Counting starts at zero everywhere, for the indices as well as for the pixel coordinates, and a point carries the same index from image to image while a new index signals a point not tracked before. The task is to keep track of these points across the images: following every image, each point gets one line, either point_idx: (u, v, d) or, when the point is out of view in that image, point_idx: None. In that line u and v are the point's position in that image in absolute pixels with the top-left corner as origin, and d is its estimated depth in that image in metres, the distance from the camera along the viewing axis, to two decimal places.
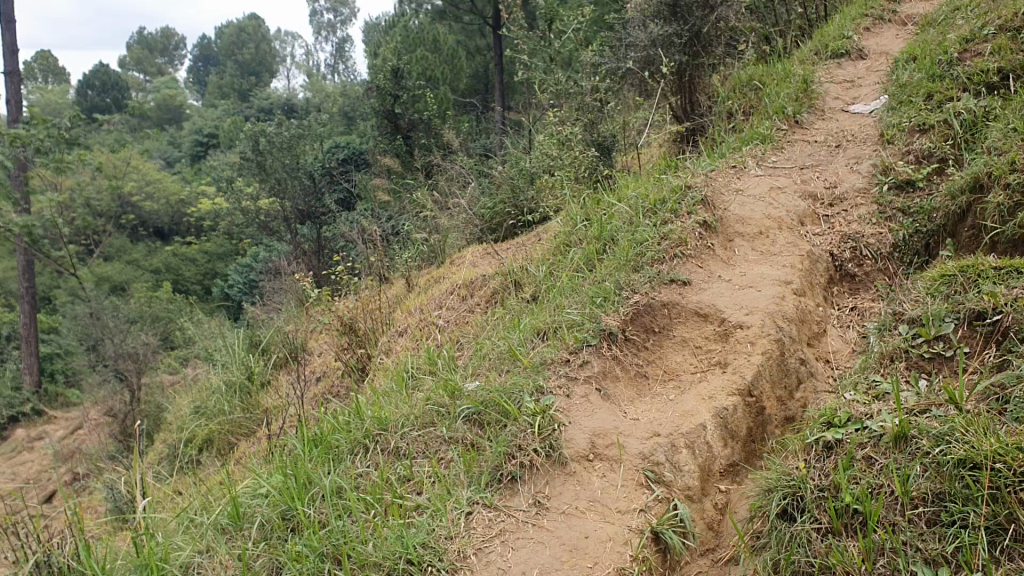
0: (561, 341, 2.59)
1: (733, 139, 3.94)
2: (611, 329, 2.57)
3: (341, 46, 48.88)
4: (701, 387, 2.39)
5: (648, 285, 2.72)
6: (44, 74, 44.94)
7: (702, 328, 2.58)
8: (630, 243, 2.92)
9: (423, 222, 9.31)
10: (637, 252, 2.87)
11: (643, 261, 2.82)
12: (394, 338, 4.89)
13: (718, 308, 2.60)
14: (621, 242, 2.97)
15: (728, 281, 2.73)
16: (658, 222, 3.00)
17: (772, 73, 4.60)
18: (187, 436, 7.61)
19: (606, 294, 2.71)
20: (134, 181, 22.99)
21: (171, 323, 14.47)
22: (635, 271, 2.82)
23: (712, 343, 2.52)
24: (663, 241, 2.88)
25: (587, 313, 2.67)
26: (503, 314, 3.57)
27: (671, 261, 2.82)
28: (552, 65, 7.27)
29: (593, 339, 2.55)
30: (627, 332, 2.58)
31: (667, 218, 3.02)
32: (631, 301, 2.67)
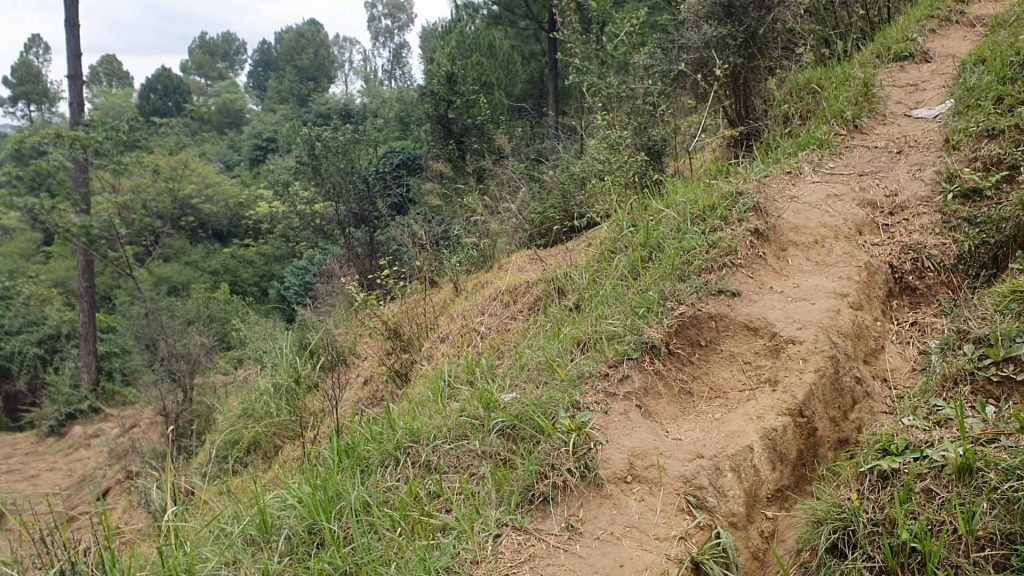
0: (601, 354, 2.47)
1: (789, 144, 3.79)
2: (653, 342, 2.45)
3: (398, 52, 49.27)
4: (749, 406, 2.25)
5: (694, 296, 2.59)
6: (110, 78, 45.97)
7: (751, 343, 2.43)
8: (676, 251, 2.78)
9: (473, 226, 9.25)
10: (683, 261, 2.74)
11: (689, 270, 2.69)
12: (436, 344, 4.81)
13: (769, 321, 2.45)
14: (666, 250, 2.83)
15: (779, 293, 2.58)
16: (707, 229, 2.87)
17: (831, 75, 4.43)
18: (235, 437, 7.64)
19: (650, 305, 2.58)
20: (193, 183, 23.32)
21: (225, 324, 14.62)
22: (681, 280, 2.68)
23: (762, 359, 2.38)
24: (711, 250, 2.75)
25: (629, 324, 2.55)
26: (545, 323, 3.46)
27: (720, 271, 2.68)
28: (605, 69, 7.16)
29: (633, 352, 2.43)
30: (671, 346, 2.45)
31: (715, 226, 2.88)
32: (676, 313, 2.54)
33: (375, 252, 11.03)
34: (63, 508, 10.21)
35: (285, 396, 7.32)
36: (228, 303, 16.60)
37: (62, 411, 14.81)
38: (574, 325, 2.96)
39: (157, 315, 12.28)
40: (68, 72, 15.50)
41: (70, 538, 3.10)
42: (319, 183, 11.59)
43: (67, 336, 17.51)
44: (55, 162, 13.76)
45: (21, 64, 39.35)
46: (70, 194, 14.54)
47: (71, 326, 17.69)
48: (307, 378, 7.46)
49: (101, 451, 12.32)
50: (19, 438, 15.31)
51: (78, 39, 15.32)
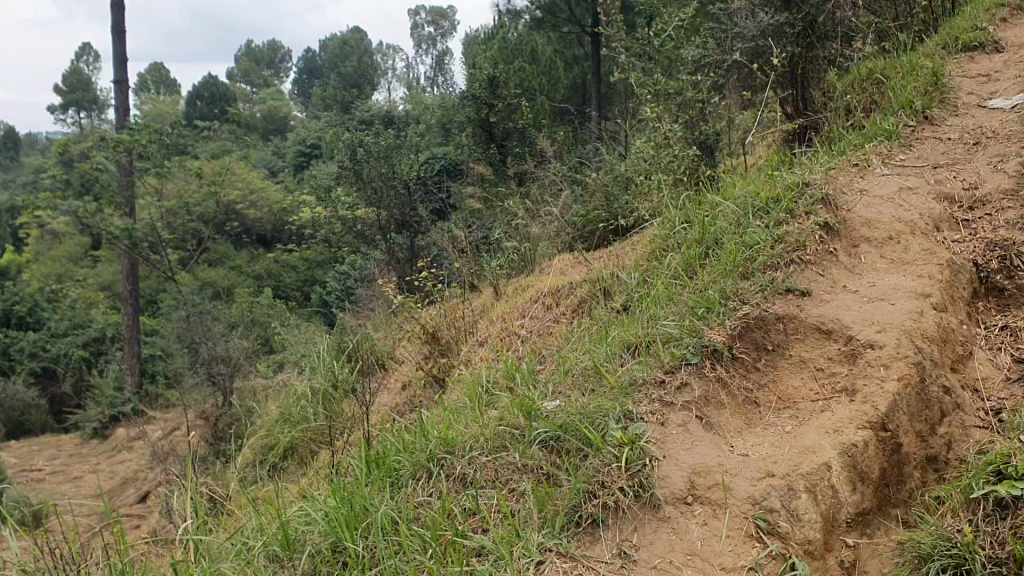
0: (655, 358, 2.25)
1: (853, 135, 3.52)
2: (716, 345, 2.22)
3: (440, 60, 49.43)
4: (824, 417, 2.01)
5: (758, 295, 2.36)
6: (159, 86, 46.66)
7: (825, 348, 2.19)
8: (738, 246, 2.55)
9: (514, 230, 9.08)
10: (746, 256, 2.50)
11: (753, 267, 2.45)
12: (475, 347, 4.62)
13: (844, 323, 2.21)
14: (726, 245, 2.59)
15: (855, 293, 2.32)
16: (771, 222, 2.63)
17: (897, 64, 4.15)
18: (272, 441, 7.53)
19: (709, 304, 2.35)
20: (238, 189, 23.45)
21: (268, 328, 14.60)
22: (743, 278, 2.45)
23: (837, 365, 2.14)
24: (775, 245, 2.51)
25: (686, 325, 2.32)
26: (590, 326, 3.25)
27: (787, 268, 2.44)
28: (651, 69, 6.97)
29: (692, 356, 2.20)
30: (734, 349, 2.22)
31: (780, 220, 2.64)
32: (739, 313, 2.31)
33: (415, 257, 10.90)
34: (104, 510, 10.18)
35: (322, 400, 7.19)
36: (271, 308, 16.60)
37: (106, 413, 14.86)
38: (623, 327, 2.74)
39: (198, 318, 12.26)
40: (115, 77, 15.59)
41: (87, 549, 2.93)
42: (361, 187, 11.50)
43: (111, 339, 17.21)
44: (98, 166, 13.83)
45: (71, 72, 40.00)
46: (115, 198, 14.60)
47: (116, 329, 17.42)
48: (345, 382, 7.31)
49: (143, 454, 12.31)
50: (64, 439, 15.40)
51: (124, 44, 15.40)
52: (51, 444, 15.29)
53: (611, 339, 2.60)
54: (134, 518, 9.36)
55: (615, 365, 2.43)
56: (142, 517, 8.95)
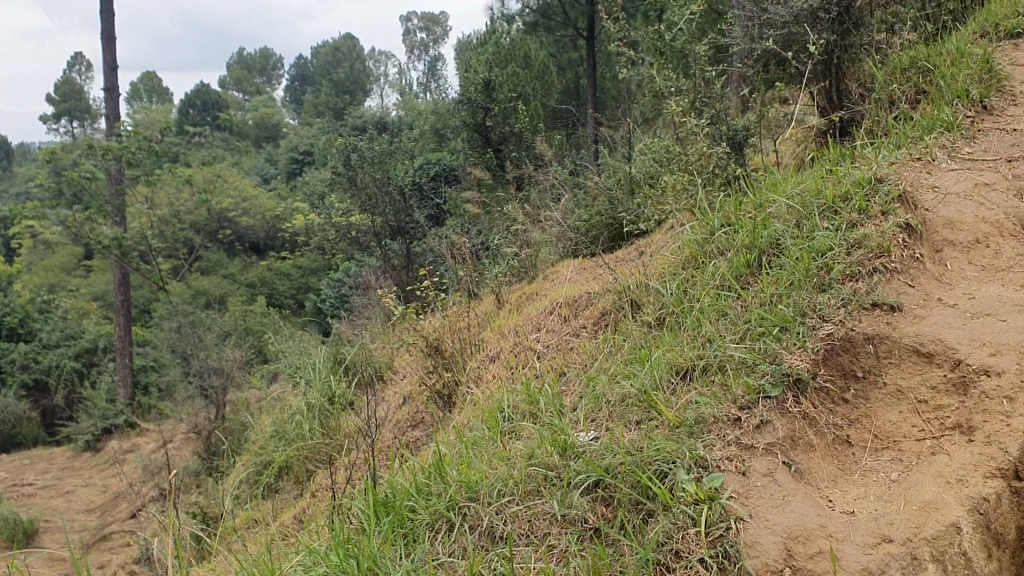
0: (727, 389, 2.05)
1: (906, 126, 3.16)
2: (798, 374, 2.01)
3: (432, 65, 49.18)
4: (938, 461, 1.81)
5: (840, 311, 2.15)
6: (150, 95, 46.24)
7: (928, 374, 1.97)
8: (806, 251, 2.32)
9: (514, 236, 8.73)
10: (819, 265, 2.27)
11: (830, 278, 2.22)
12: (483, 363, 4.26)
13: (949, 342, 2.00)
14: (791, 254, 2.34)
15: (954, 309, 2.09)
16: (842, 225, 2.37)
17: (942, 50, 3.78)
18: (269, 459, 7.19)
19: (788, 324, 2.15)
20: (230, 196, 23.09)
21: (261, 337, 14.24)
22: (819, 291, 2.22)
23: (944, 396, 1.93)
24: (853, 251, 2.28)
25: (760, 349, 2.11)
26: (621, 345, 2.91)
27: (869, 277, 2.21)
28: (660, 66, 6.61)
29: (770, 388, 2.00)
30: (818, 379, 2.02)
31: (852, 222, 2.38)
32: (820, 333, 2.10)
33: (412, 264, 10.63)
34: (96, 527, 9.81)
35: (318, 414, 6.85)
36: (266, 316, 16.26)
37: (99, 426, 14.47)
38: (666, 344, 2.40)
39: (191, 329, 11.90)
40: (104, 84, 15.25)
41: None
42: (355, 193, 11.09)
43: (103, 351, 16.97)
44: (87, 174, 13.48)
45: (64, 81, 39.77)
46: (104, 207, 14.24)
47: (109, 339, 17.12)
48: (342, 397, 6.96)
49: (135, 467, 11.93)
50: (55, 452, 15.02)
51: (114, 50, 15.05)
52: (43, 457, 14.91)
53: (658, 360, 2.28)
54: (125, 535, 8.99)
55: (675, 392, 2.15)
56: (134, 536, 8.59)
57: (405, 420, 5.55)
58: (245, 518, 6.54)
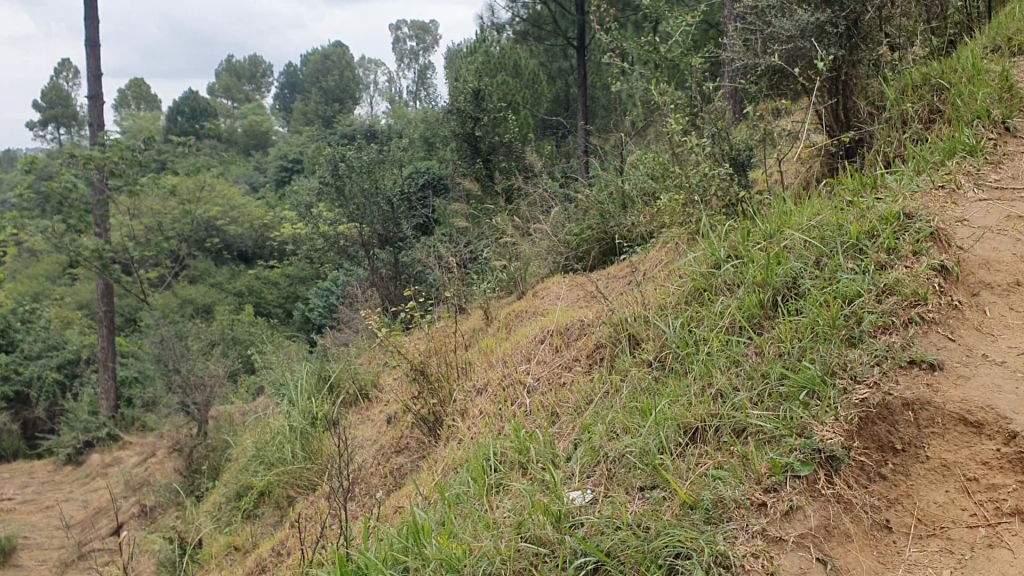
0: (750, 465, 1.87)
1: (924, 150, 2.95)
2: (831, 451, 1.84)
3: (423, 73, 49.03)
4: (996, 558, 1.60)
5: (872, 370, 1.96)
6: (138, 101, 45.98)
7: (979, 447, 1.78)
8: (832, 296, 2.15)
9: (504, 249, 8.47)
10: (848, 313, 2.10)
11: (860, 332, 2.04)
12: (469, 394, 4.01)
13: (1001, 410, 1.80)
14: (813, 303, 2.17)
15: (1003, 366, 1.90)
16: (871, 266, 2.19)
17: (956, 65, 3.56)
18: (250, 482, 6.94)
19: (814, 385, 1.97)
20: (217, 205, 22.81)
21: (247, 347, 13.99)
22: (848, 345, 2.04)
23: (999, 475, 1.72)
24: (885, 298, 2.10)
25: (785, 420, 1.93)
26: (619, 390, 2.70)
27: (904, 329, 2.02)
28: (654, 78, 6.39)
29: (798, 466, 1.83)
30: (851, 452, 1.84)
31: (881, 263, 2.20)
32: (853, 397, 1.92)
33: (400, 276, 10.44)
34: (73, 545, 9.47)
35: (299, 434, 6.50)
36: (254, 326, 16.02)
37: (80, 439, 14.14)
38: (672, 395, 2.21)
39: (174, 341, 11.60)
40: (88, 91, 14.98)
41: None
42: (343, 204, 10.82)
43: (86, 361, 16.68)
44: (68, 183, 13.19)
45: (52, 87, 39.49)
46: (85, 217, 13.95)
47: (92, 351, 16.88)
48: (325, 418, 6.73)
49: (117, 483, 11.62)
50: (37, 465, 14.68)
51: (98, 57, 14.78)
52: (23, 471, 14.56)
53: (665, 415, 2.11)
54: (103, 556, 8.69)
55: (690, 460, 1.97)
56: (113, 558, 8.30)
57: (390, 446, 5.32)
58: (226, 545, 6.30)
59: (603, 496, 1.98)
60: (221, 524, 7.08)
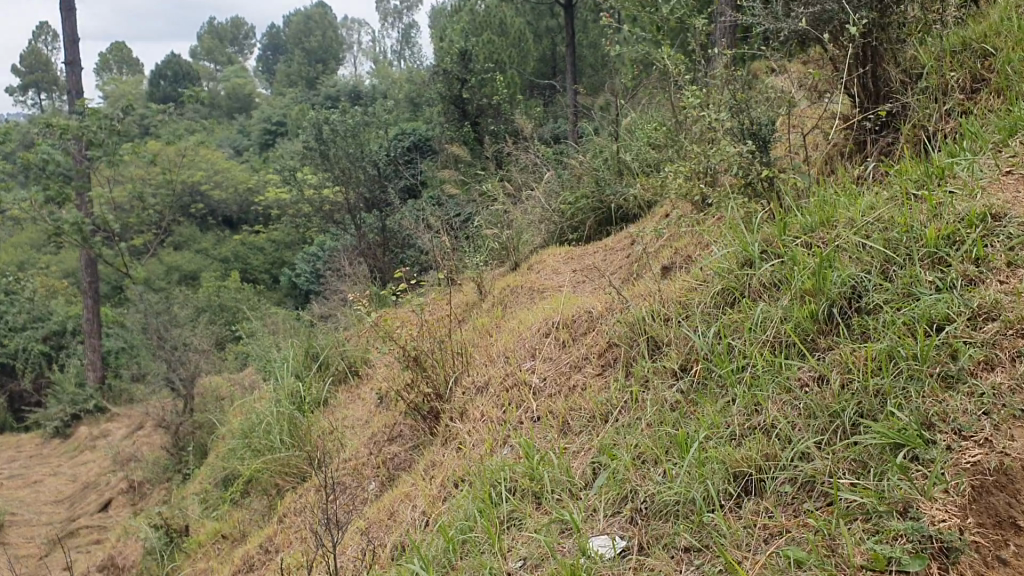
0: (837, 549, 1.52)
1: (977, 128, 2.63)
2: (943, 536, 1.43)
3: (407, 33, 48.37)
4: None
5: (980, 421, 1.57)
6: (120, 65, 45.27)
7: None
8: (911, 322, 1.83)
9: (495, 217, 8.10)
10: (939, 345, 1.74)
11: (959, 373, 1.67)
12: (467, 392, 3.70)
13: None
14: (888, 335, 1.84)
15: None
16: (956, 281, 1.85)
17: (998, 27, 3.23)
18: (235, 465, 6.64)
19: (912, 444, 1.61)
20: (201, 170, 22.34)
21: (235, 316, 13.66)
22: (945, 389, 1.67)
23: None
24: (983, 325, 1.74)
25: (875, 488, 1.58)
26: (642, 405, 2.42)
27: (1014, 364, 1.63)
28: (654, 41, 6.03)
29: (906, 560, 1.43)
30: (967, 535, 1.42)
31: (971, 278, 1.84)
32: (962, 460, 1.53)
33: (388, 242, 10.13)
34: (60, 522, 9.16)
35: (284, 418, 6.12)
36: (241, 292, 15.66)
37: (68, 411, 13.79)
38: (714, 429, 1.96)
39: (158, 313, 11.25)
40: (64, 57, 14.48)
41: None
42: (328, 169, 10.42)
43: (72, 333, 16.41)
44: (45, 154, 12.75)
45: (31, 52, 38.77)
46: (64, 188, 13.50)
47: (77, 322, 16.58)
48: (312, 400, 6.43)
49: (104, 456, 11.30)
50: (24, 439, 14.35)
51: (75, 22, 14.29)
52: (11, 445, 14.25)
53: (714, 455, 1.87)
54: (91, 534, 8.40)
55: (748, 522, 1.70)
56: (101, 540, 8.01)
57: (382, 435, 5.01)
58: (214, 533, 6.00)
59: (642, 564, 1.75)
60: (209, 508, 6.78)
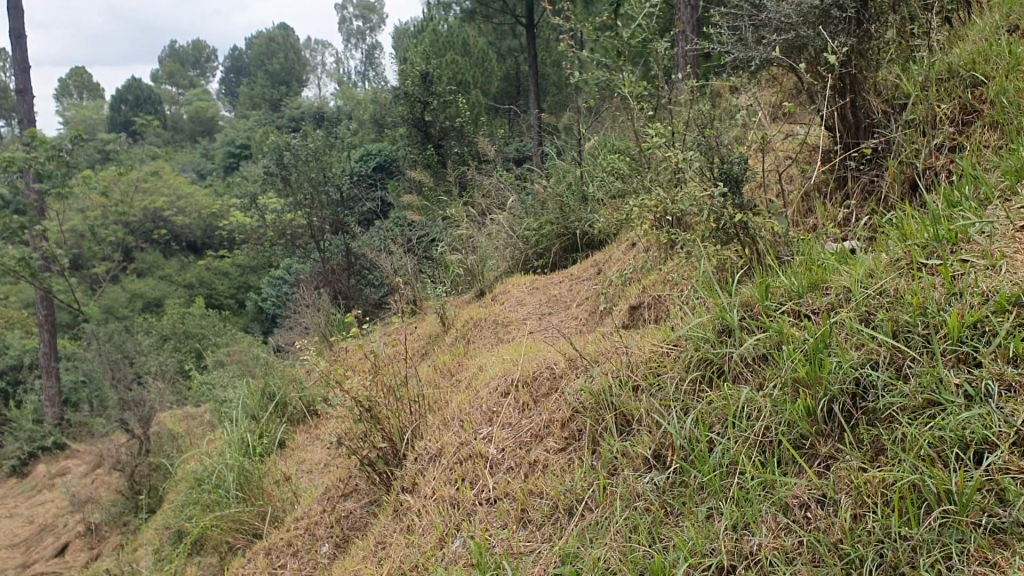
0: None
1: (976, 171, 2.34)
2: None
3: (372, 54, 48.13)
4: None
5: None
6: (80, 90, 44.59)
7: None
8: (937, 443, 1.52)
9: (459, 242, 7.73)
10: (981, 482, 1.42)
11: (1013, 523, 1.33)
12: (419, 458, 3.34)
13: None
14: (909, 461, 1.52)
15: None
16: (990, 389, 1.53)
17: (987, 51, 2.97)
18: (188, 512, 6.20)
19: None
20: (162, 195, 21.81)
21: (197, 343, 13.19)
22: (996, 544, 1.34)
23: None
24: None
25: None
26: (610, 503, 2.08)
27: None
28: (620, 63, 5.71)
29: None
30: None
31: (1009, 384, 1.52)
32: None
33: (353, 264, 9.91)
34: (14, 570, 8.61)
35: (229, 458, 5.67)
36: (205, 319, 15.19)
37: (24, 449, 13.14)
38: (697, 557, 1.67)
39: (114, 343, 10.77)
40: (14, 85, 13.94)
41: None
42: (289, 195, 10.03)
43: (29, 367, 15.80)
44: None
45: None
46: (13, 221, 12.94)
47: (34, 355, 15.99)
48: (267, 442, 6.03)
49: (62, 497, 10.75)
50: None
51: (23, 50, 13.77)
52: None
53: None
54: None
55: None
56: None
57: (332, 485, 4.60)
58: None
59: None
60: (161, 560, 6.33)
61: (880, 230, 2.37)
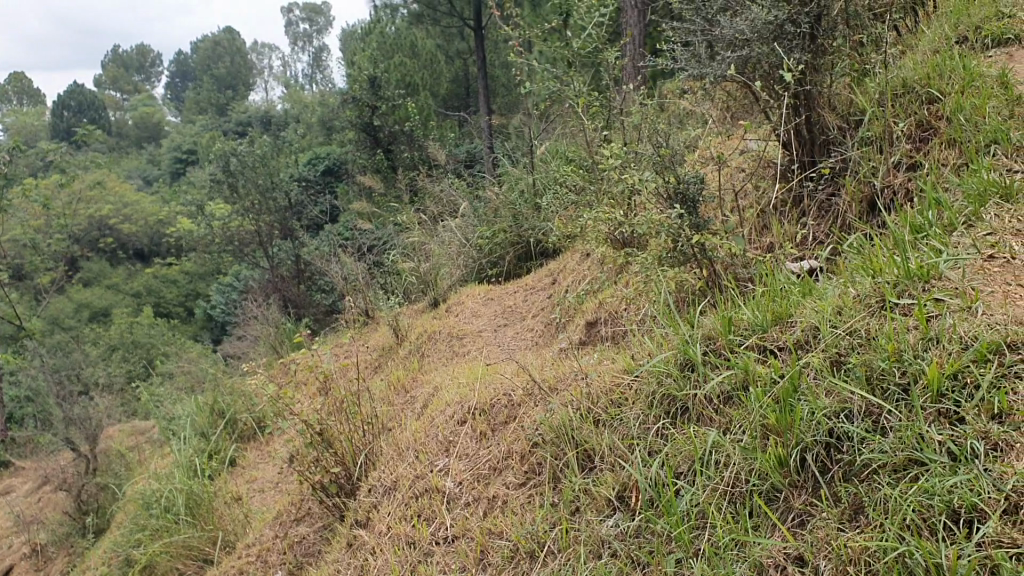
0: None
1: (936, 196, 2.29)
2: None
3: (319, 55, 47.67)
4: None
5: None
6: (20, 95, 43.60)
7: None
8: (919, 503, 1.45)
9: (411, 250, 7.58)
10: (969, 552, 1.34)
11: None
12: (374, 490, 3.22)
13: None
14: (892, 524, 1.45)
15: None
16: (974, 446, 1.46)
17: (943, 67, 2.93)
18: (136, 532, 5.99)
19: None
20: (106, 202, 21.34)
21: (144, 354, 12.88)
22: None
23: None
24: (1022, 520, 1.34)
25: None
26: (574, 549, 1.99)
27: None
28: (571, 68, 5.60)
29: None
30: None
31: (995, 443, 1.45)
32: None
33: (303, 272, 9.73)
34: None
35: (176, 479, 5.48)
36: (153, 328, 14.86)
37: None
38: None
39: (58, 356, 10.46)
40: None
41: None
42: (236, 202, 9.80)
43: None
44: None
45: None
46: None
47: None
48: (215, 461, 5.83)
49: (7, 516, 10.42)
50: None
51: None
52: None
53: None
54: None
55: None
56: None
57: (283, 508, 4.44)
58: None
59: None
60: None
61: (843, 257, 2.31)
